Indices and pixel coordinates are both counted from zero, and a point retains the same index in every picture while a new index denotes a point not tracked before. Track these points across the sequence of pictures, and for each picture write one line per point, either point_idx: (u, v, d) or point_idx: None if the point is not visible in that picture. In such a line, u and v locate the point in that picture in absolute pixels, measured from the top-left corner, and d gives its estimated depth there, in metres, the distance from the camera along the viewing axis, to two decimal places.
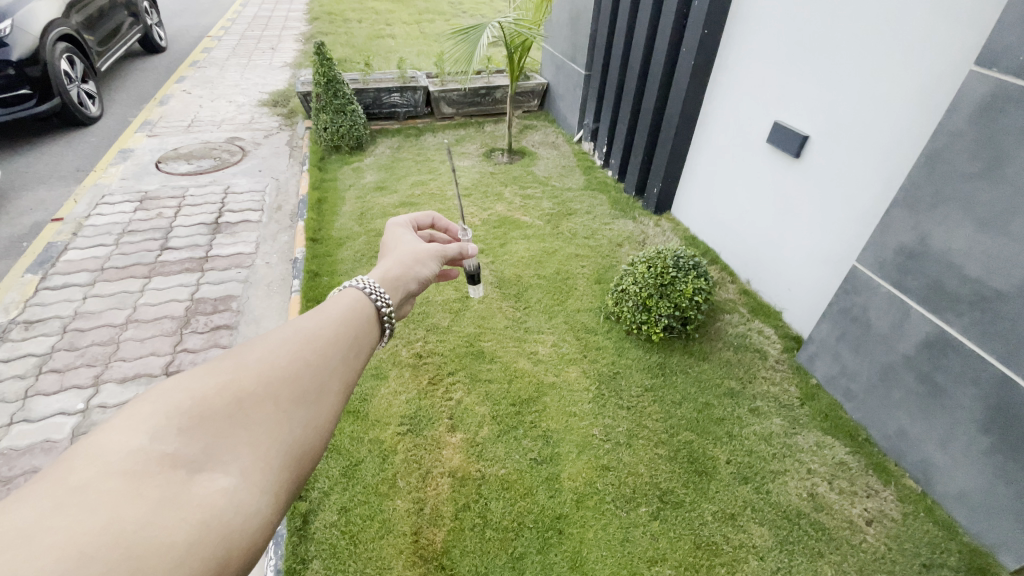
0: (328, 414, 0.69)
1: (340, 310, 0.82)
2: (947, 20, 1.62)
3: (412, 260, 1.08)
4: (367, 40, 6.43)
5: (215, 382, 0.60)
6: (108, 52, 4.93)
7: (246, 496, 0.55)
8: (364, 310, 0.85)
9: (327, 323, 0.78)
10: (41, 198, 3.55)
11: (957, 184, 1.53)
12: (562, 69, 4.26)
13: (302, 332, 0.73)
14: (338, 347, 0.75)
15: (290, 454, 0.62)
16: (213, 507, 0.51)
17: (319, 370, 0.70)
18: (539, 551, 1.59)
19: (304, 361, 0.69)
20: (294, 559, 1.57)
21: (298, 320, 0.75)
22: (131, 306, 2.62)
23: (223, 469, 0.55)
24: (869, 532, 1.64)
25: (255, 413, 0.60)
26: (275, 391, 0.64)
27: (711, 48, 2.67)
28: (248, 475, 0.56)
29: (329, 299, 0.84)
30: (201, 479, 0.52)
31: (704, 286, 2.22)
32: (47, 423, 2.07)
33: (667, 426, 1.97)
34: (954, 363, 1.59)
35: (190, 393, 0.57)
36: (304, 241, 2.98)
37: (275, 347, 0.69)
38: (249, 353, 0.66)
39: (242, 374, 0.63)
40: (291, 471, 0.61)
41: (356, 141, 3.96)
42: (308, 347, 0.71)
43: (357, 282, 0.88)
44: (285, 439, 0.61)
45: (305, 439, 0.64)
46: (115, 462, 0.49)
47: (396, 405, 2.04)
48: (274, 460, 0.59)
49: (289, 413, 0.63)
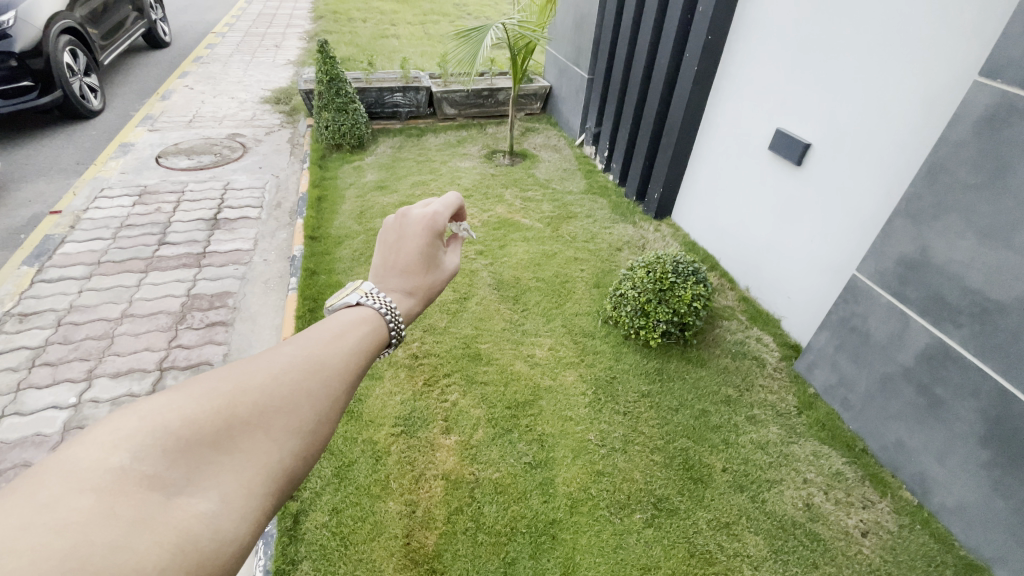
0: (324, 444, 0.64)
1: (360, 334, 0.76)
2: (951, 29, 1.62)
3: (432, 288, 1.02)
4: (371, 40, 6.44)
5: (209, 404, 0.56)
6: (111, 45, 4.92)
7: (224, 524, 0.51)
8: (377, 339, 0.79)
9: (341, 351, 0.72)
10: (40, 190, 3.54)
11: (959, 194, 1.52)
12: (565, 72, 4.26)
13: (311, 357, 0.67)
14: (348, 375, 0.70)
15: (276, 483, 0.58)
16: (188, 532, 0.48)
17: (323, 397, 0.65)
18: (531, 557, 1.58)
19: (308, 391, 0.63)
20: (284, 559, 1.55)
21: (308, 341, 0.70)
22: (127, 301, 2.61)
23: (203, 493, 0.51)
24: (865, 543, 1.63)
25: (246, 441, 0.56)
26: (271, 419, 0.59)
27: (715, 55, 2.67)
28: (229, 502, 0.53)
29: (349, 319, 0.79)
30: (177, 504, 0.49)
31: (703, 292, 2.21)
32: (39, 417, 2.05)
33: (664, 432, 1.95)
34: (954, 374, 1.58)
35: (180, 412, 0.53)
36: (302, 239, 2.97)
37: (279, 370, 0.64)
38: (250, 372, 0.62)
39: (238, 398, 0.58)
40: (275, 502, 0.57)
41: (357, 140, 3.95)
42: (318, 373, 0.66)
43: (372, 300, 0.84)
44: (273, 468, 0.57)
45: (295, 468, 0.59)
46: (91, 479, 0.46)
47: (391, 406, 2.03)
48: (258, 489, 0.56)
49: (283, 440, 0.59)
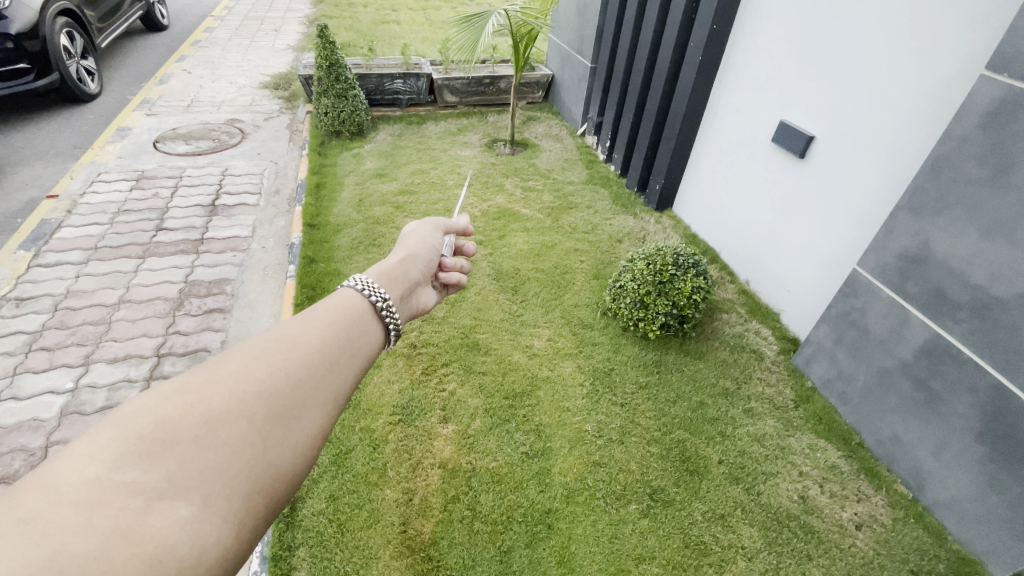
0: (307, 433, 0.67)
1: (333, 313, 0.82)
2: (958, 22, 1.59)
3: (414, 261, 1.13)
4: (372, 25, 6.35)
5: (184, 402, 0.59)
6: (108, 28, 4.85)
7: (206, 527, 0.53)
8: (360, 313, 0.86)
9: (314, 327, 0.77)
10: (36, 174, 3.51)
11: (962, 189, 1.51)
12: (567, 61, 4.22)
13: (284, 339, 0.72)
14: (324, 356, 0.74)
15: (261, 480, 0.60)
16: (167, 540, 0.50)
17: (300, 382, 0.69)
18: (527, 545, 1.59)
19: (283, 372, 0.68)
20: (281, 545, 1.56)
21: (283, 327, 0.74)
22: (124, 287, 2.59)
23: (184, 497, 0.53)
24: (859, 536, 1.64)
25: (226, 433, 0.59)
26: (249, 409, 0.62)
27: (719, 44, 2.63)
28: (210, 503, 0.54)
29: (320, 300, 0.85)
30: (157, 509, 0.51)
31: (703, 285, 2.21)
32: (36, 401, 2.05)
33: (660, 424, 1.96)
34: (952, 370, 1.58)
35: (155, 415, 0.57)
36: (300, 227, 2.96)
37: (253, 359, 0.68)
38: (225, 368, 0.65)
39: (213, 391, 0.61)
40: (260, 497, 0.59)
41: (357, 127, 3.91)
42: (294, 357, 0.71)
43: (353, 282, 0.90)
44: (257, 461, 0.59)
45: (279, 460, 0.62)
46: (70, 490, 0.49)
47: (389, 394, 2.03)
48: (240, 488, 0.57)
49: (263, 432, 0.62)
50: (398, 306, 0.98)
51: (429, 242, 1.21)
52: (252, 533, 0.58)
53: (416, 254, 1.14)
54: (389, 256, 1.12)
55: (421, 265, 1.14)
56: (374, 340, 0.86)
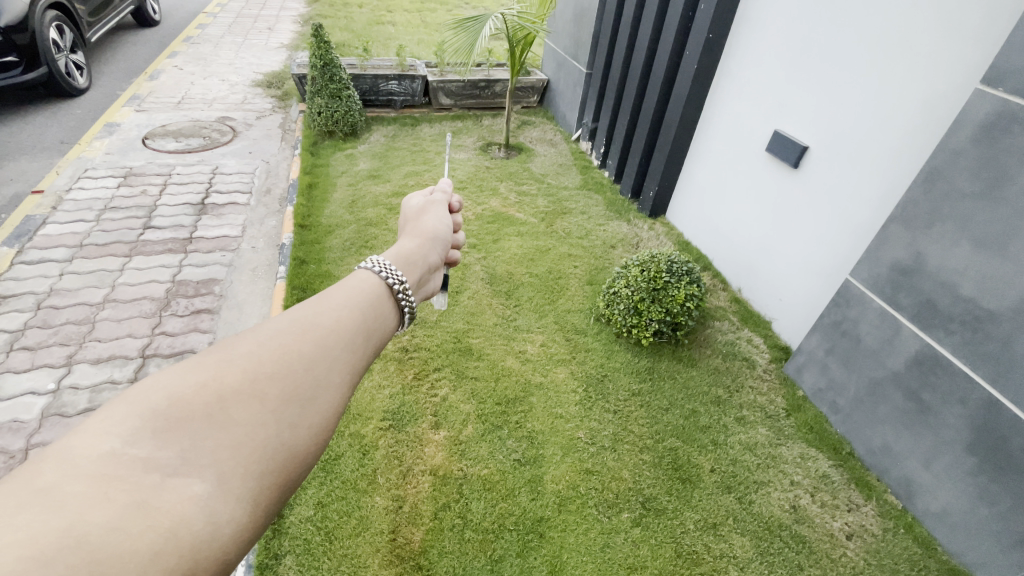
0: (322, 414, 0.64)
1: (349, 295, 0.80)
2: (954, 38, 1.61)
3: (431, 244, 1.11)
4: (367, 25, 6.32)
5: (197, 380, 0.57)
6: (98, 22, 4.78)
7: (221, 504, 0.52)
8: (377, 295, 0.83)
9: (329, 309, 0.75)
10: (21, 169, 3.43)
11: (956, 202, 1.53)
12: (563, 66, 4.23)
13: (298, 321, 0.70)
14: (339, 337, 0.71)
15: (275, 459, 0.58)
16: (182, 515, 0.49)
17: (315, 363, 0.67)
18: (518, 554, 1.57)
19: (296, 353, 0.66)
20: (267, 553, 1.53)
21: (298, 309, 0.72)
22: (109, 286, 2.54)
23: (198, 474, 0.52)
24: (850, 546, 1.64)
25: (239, 413, 0.57)
26: (263, 389, 0.60)
27: (716, 53, 2.64)
28: (224, 482, 0.53)
29: (335, 283, 0.82)
30: (171, 485, 0.50)
31: (697, 292, 2.21)
32: (16, 402, 2.00)
33: (653, 431, 1.95)
34: (943, 381, 1.59)
35: (169, 392, 0.55)
36: (291, 227, 2.92)
37: (266, 340, 0.66)
38: (238, 348, 0.63)
39: (226, 371, 0.60)
40: (275, 477, 0.57)
41: (350, 127, 3.88)
42: (309, 337, 0.68)
43: (370, 264, 0.87)
44: (271, 441, 0.58)
45: (294, 440, 0.60)
46: (86, 464, 0.48)
47: (380, 399, 2.00)
48: (255, 467, 0.56)
49: (278, 411, 0.60)
50: (414, 290, 0.96)
51: (442, 225, 1.18)
52: (268, 511, 0.56)
53: (432, 238, 1.11)
54: (405, 240, 1.08)
55: (438, 249, 1.11)
56: (389, 323, 0.82)
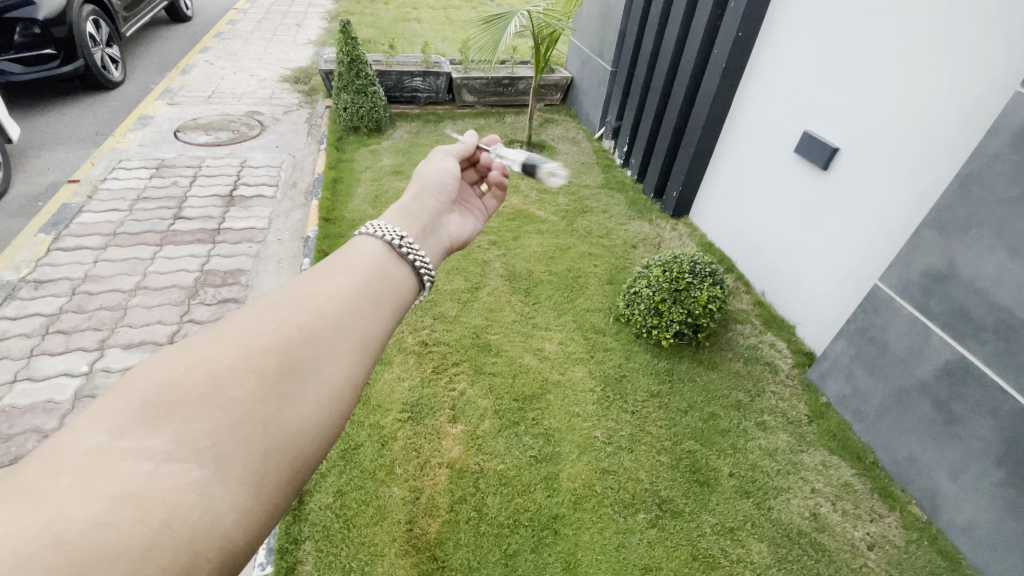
0: (324, 385, 0.72)
1: (346, 267, 0.88)
2: (995, 39, 1.57)
3: (427, 198, 1.25)
4: (392, 22, 6.38)
5: (187, 367, 0.64)
6: (133, 17, 4.92)
7: (219, 491, 0.58)
8: (372, 263, 0.91)
9: (326, 283, 0.83)
10: (58, 159, 3.55)
11: (991, 208, 1.48)
12: (588, 64, 4.20)
13: (292, 297, 0.78)
14: (338, 309, 0.79)
15: (277, 438, 0.65)
16: (177, 505, 0.54)
17: (312, 338, 0.74)
18: (532, 550, 1.58)
19: (292, 329, 0.74)
20: (287, 538, 1.56)
21: (291, 287, 0.80)
22: (140, 273, 2.62)
23: (195, 461, 0.58)
24: (870, 556, 1.61)
25: (234, 393, 0.64)
26: (258, 368, 0.68)
27: (744, 51, 2.60)
28: (221, 466, 0.59)
29: (334, 254, 0.91)
30: (168, 471, 0.56)
31: (719, 294, 2.18)
32: (51, 383, 2.08)
33: (671, 433, 1.94)
34: (974, 392, 1.55)
35: (159, 381, 0.62)
36: (316, 220, 2.97)
37: (261, 319, 0.74)
38: (232, 331, 0.71)
39: (218, 355, 0.67)
40: (278, 457, 0.64)
41: (375, 123, 3.93)
42: (303, 310, 0.77)
43: (370, 229, 0.97)
44: (270, 417, 0.65)
45: (294, 415, 0.67)
46: (75, 461, 0.54)
47: (399, 391, 2.03)
48: (254, 448, 0.62)
49: (274, 388, 0.67)
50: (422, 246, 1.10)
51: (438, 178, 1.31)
52: (272, 490, 0.63)
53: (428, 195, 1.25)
54: (406, 197, 1.22)
55: (435, 198, 1.28)
56: (409, 279, 0.95)
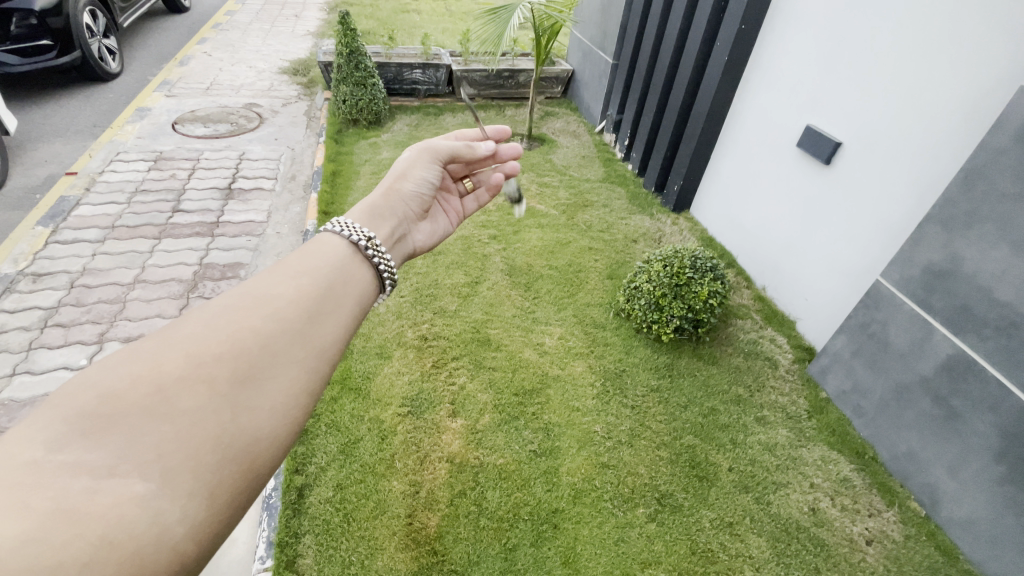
0: (279, 392, 0.73)
1: (304, 266, 0.89)
2: (1000, 31, 1.55)
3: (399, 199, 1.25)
4: (391, 13, 6.32)
5: (132, 376, 0.65)
6: (130, 8, 4.87)
7: (166, 503, 0.59)
8: (334, 263, 0.93)
9: (282, 283, 0.83)
10: (56, 151, 3.53)
11: (994, 203, 1.48)
12: (589, 56, 4.17)
13: (246, 300, 0.79)
14: (295, 313, 0.80)
15: (231, 448, 0.66)
16: (120, 519, 0.55)
17: (265, 343, 0.75)
18: (532, 544, 1.58)
19: (245, 335, 0.75)
20: (287, 532, 1.56)
21: (246, 289, 0.81)
22: (139, 267, 2.61)
23: (139, 474, 0.59)
24: (869, 551, 1.61)
25: (183, 404, 0.65)
26: (209, 376, 0.69)
27: (747, 44, 2.57)
28: (167, 478, 0.60)
29: (296, 252, 0.91)
30: (108, 486, 0.56)
31: (720, 289, 2.17)
32: (51, 377, 2.08)
33: (671, 428, 1.94)
34: (975, 388, 1.55)
35: (102, 392, 0.63)
36: (316, 214, 2.95)
37: (212, 324, 0.74)
38: (182, 337, 0.72)
39: (164, 363, 0.68)
40: (231, 465, 0.66)
41: (374, 116, 3.90)
42: (257, 315, 0.77)
43: (334, 228, 0.97)
44: (222, 426, 0.66)
45: (247, 423, 0.69)
46: (9, 475, 0.54)
47: (399, 385, 2.03)
48: (205, 458, 0.64)
49: (225, 397, 0.68)
50: (387, 248, 1.11)
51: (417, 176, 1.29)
52: (223, 499, 0.64)
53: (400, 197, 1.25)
54: (377, 194, 1.21)
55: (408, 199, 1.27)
56: (371, 281, 0.96)
